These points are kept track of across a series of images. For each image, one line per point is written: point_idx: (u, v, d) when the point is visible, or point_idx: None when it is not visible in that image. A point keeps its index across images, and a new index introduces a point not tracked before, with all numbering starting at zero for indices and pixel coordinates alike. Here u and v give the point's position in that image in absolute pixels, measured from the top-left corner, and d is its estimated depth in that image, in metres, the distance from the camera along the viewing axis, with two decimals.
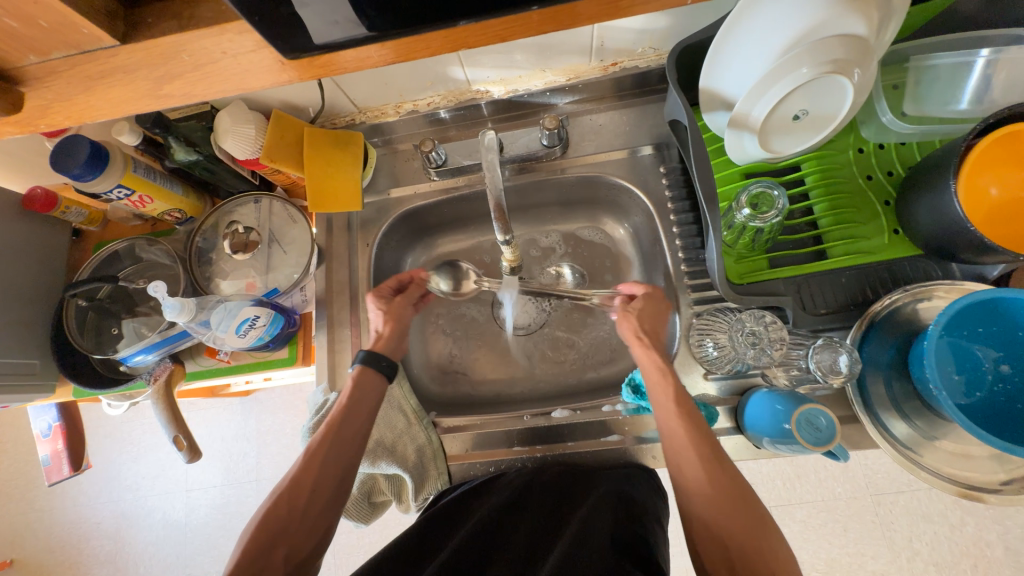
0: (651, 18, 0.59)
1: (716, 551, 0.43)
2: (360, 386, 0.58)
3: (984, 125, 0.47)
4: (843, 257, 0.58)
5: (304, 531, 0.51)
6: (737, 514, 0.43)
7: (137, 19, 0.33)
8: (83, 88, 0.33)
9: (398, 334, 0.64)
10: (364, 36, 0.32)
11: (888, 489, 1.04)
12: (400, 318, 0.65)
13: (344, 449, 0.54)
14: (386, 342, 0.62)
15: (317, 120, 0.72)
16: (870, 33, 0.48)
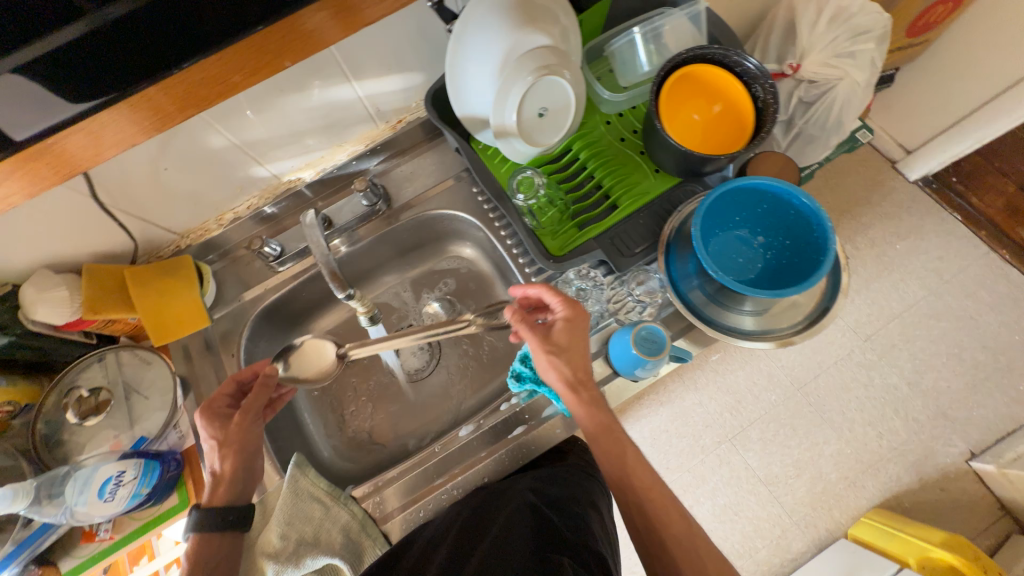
0: (404, 77, 0.70)
1: (660, 558, 0.50)
2: (203, 547, 0.54)
3: (660, 76, 0.63)
4: (630, 203, 0.70)
5: None
6: (666, 515, 0.51)
7: None
8: None
9: (242, 460, 0.59)
10: (65, 121, 0.41)
11: (808, 378, 1.22)
12: (239, 449, 0.59)
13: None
14: (225, 488, 0.58)
15: (138, 259, 0.72)
16: (555, 41, 0.62)
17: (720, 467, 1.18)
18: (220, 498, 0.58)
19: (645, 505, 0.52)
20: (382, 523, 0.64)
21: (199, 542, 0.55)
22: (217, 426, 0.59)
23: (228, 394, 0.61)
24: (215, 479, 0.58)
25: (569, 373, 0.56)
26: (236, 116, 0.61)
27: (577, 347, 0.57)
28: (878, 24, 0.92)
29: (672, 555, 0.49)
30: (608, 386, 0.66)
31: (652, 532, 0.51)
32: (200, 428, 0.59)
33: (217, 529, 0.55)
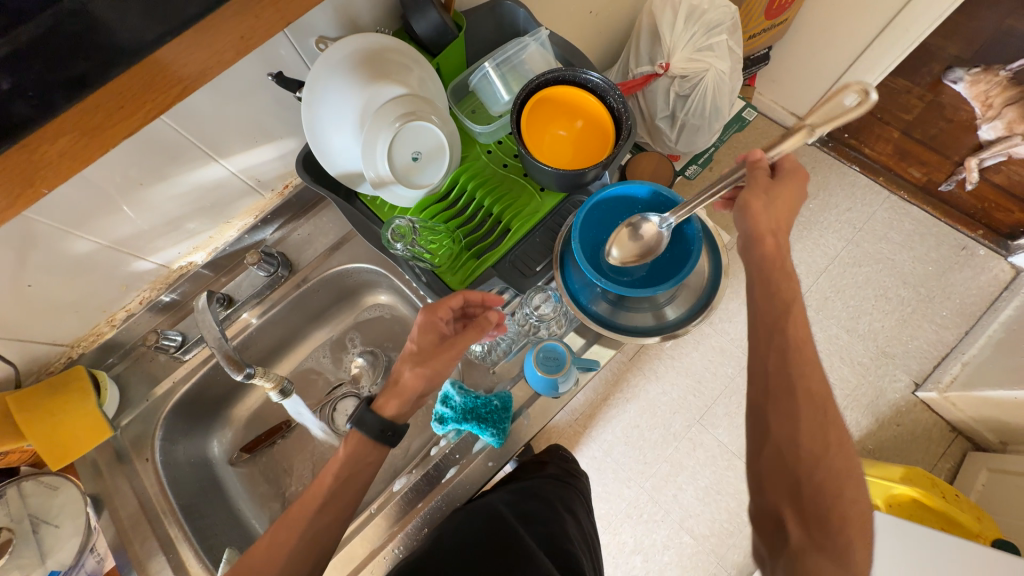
0: (276, 145, 0.70)
1: (786, 408, 0.47)
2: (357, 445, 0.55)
3: (517, 104, 0.65)
4: (521, 225, 0.71)
5: None
6: (804, 370, 0.48)
7: None
8: None
9: (411, 395, 0.56)
10: None
11: None
12: (436, 371, 0.56)
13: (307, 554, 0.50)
14: (396, 403, 0.56)
15: (24, 379, 0.68)
16: (410, 89, 0.64)
17: (694, 450, 1.19)
18: (392, 408, 0.56)
19: (800, 351, 0.49)
20: None
21: (358, 441, 0.55)
22: (428, 339, 0.58)
23: (454, 309, 0.59)
24: (396, 401, 0.56)
25: (769, 211, 0.54)
26: (97, 218, 0.59)
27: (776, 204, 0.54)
28: (726, 16, 1.00)
29: (799, 407, 0.47)
30: (530, 408, 0.68)
31: (785, 395, 0.48)
32: (419, 326, 0.58)
33: (378, 436, 0.55)
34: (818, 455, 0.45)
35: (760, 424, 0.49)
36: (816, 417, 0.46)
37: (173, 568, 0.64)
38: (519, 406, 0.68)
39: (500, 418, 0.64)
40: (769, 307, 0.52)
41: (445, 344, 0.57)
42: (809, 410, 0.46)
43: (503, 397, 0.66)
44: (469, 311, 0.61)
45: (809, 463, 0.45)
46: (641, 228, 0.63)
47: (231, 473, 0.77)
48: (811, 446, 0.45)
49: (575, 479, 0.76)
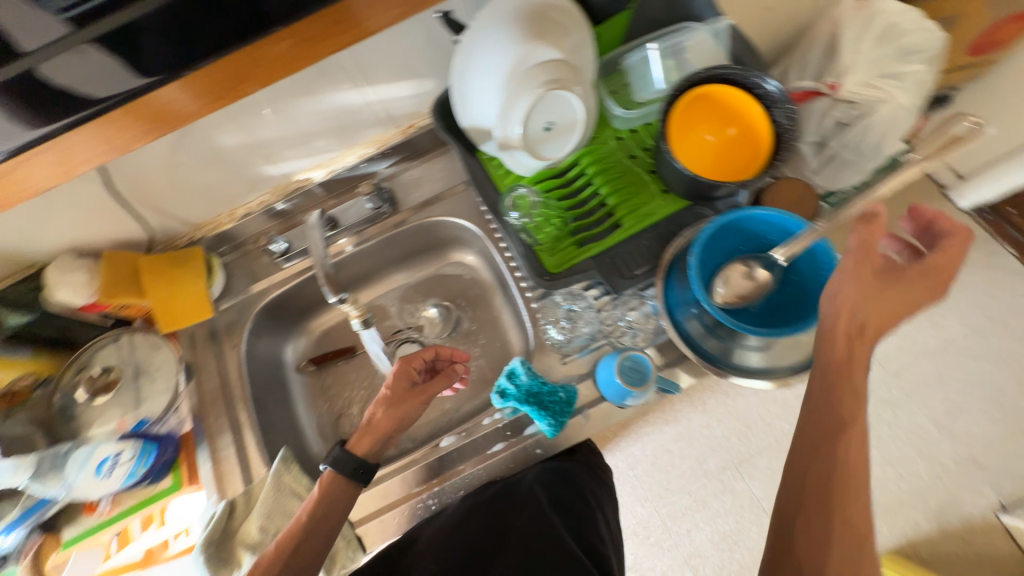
0: (414, 83, 0.70)
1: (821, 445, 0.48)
2: (329, 482, 0.59)
3: (671, 96, 0.60)
4: (633, 224, 0.68)
5: None
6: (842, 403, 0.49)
7: None
8: None
9: (382, 432, 0.62)
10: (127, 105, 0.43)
11: None
12: (403, 414, 0.62)
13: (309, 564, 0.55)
14: (368, 438, 0.62)
15: (155, 247, 0.76)
16: (562, 54, 0.61)
17: (723, 494, 1.12)
18: (362, 445, 0.61)
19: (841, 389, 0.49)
20: (357, 524, 0.64)
21: (334, 480, 0.59)
22: (402, 393, 0.63)
23: (425, 360, 0.65)
24: (364, 435, 0.62)
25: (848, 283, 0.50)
26: (249, 116, 0.63)
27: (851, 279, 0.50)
28: (931, 43, 0.86)
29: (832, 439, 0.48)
30: (595, 410, 0.64)
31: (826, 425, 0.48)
32: (391, 375, 0.64)
33: (349, 473, 0.59)
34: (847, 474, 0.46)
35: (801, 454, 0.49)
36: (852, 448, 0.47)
37: (236, 449, 0.70)
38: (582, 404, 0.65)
39: (561, 411, 0.62)
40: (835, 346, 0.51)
41: (414, 393, 0.63)
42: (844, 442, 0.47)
43: (569, 391, 0.63)
44: (435, 366, 0.67)
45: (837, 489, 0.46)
46: (754, 271, 0.57)
47: (295, 378, 0.83)
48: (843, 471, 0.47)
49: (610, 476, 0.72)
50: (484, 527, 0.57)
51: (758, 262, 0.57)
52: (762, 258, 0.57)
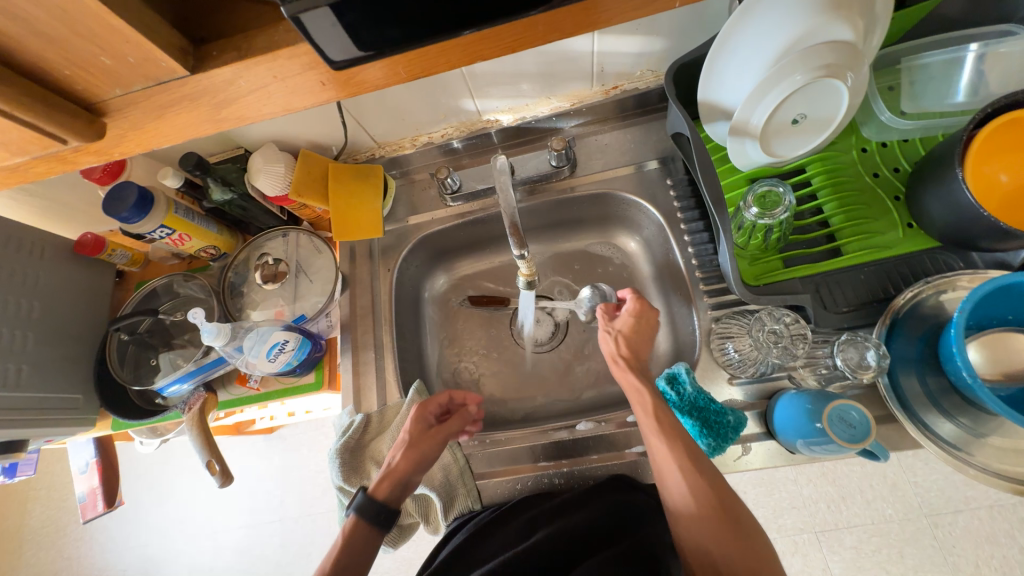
0: (647, 41, 0.63)
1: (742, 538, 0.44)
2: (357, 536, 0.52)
3: (981, 115, 0.48)
4: (858, 254, 0.58)
5: None
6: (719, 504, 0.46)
7: (205, 53, 0.30)
8: (152, 115, 0.32)
9: (409, 475, 0.56)
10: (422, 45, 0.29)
11: None
12: (421, 460, 0.57)
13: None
14: (389, 486, 0.55)
15: (340, 157, 0.78)
16: (856, 38, 0.50)
17: (793, 556, 0.95)
18: (386, 490, 0.54)
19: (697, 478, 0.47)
20: (479, 477, 0.64)
21: (357, 529, 0.53)
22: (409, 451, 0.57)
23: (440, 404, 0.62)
24: (385, 478, 0.55)
25: (619, 340, 0.59)
26: None
27: (642, 334, 0.59)
28: None
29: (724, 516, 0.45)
30: (758, 446, 0.58)
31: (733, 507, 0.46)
32: (409, 421, 0.59)
33: (372, 519, 0.53)
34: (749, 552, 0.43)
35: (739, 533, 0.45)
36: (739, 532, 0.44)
37: (376, 368, 0.72)
38: (746, 435, 0.59)
39: (724, 435, 0.56)
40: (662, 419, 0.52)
41: (433, 431, 0.58)
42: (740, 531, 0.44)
43: (739, 418, 0.57)
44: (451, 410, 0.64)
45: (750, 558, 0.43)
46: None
47: (426, 313, 0.83)
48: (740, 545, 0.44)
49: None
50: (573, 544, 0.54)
51: None
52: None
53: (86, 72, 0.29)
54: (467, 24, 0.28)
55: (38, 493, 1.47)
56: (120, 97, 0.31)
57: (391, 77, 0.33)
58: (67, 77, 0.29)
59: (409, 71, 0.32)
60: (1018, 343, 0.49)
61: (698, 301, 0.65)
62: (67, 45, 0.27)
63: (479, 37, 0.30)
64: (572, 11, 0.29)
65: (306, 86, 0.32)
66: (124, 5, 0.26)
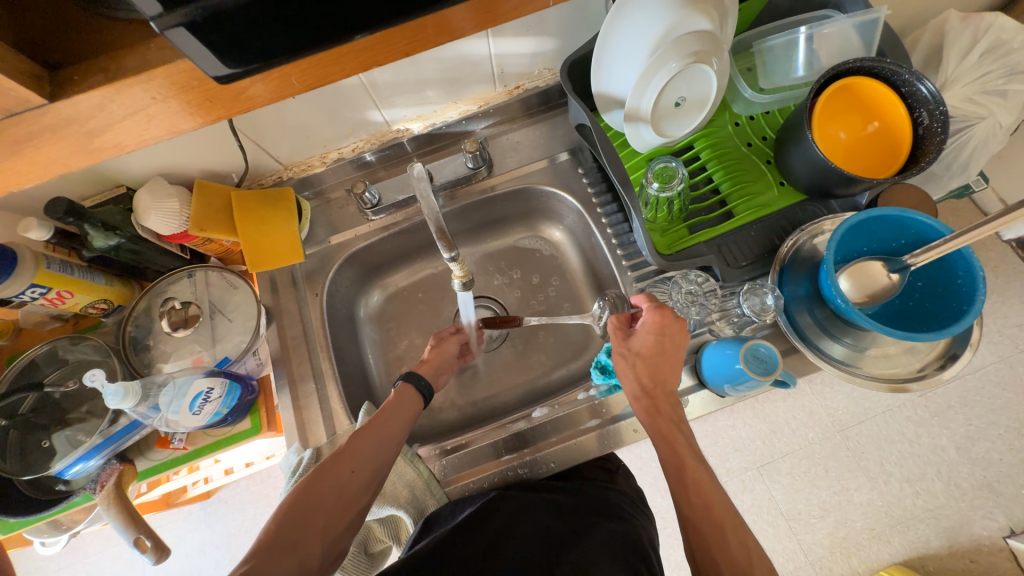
0: (539, 41, 0.67)
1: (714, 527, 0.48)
2: (394, 406, 0.59)
3: (817, 84, 0.57)
4: (746, 214, 0.66)
5: (338, 509, 0.51)
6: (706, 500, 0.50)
7: (65, 78, 0.28)
8: (9, 154, 0.28)
9: (438, 366, 0.68)
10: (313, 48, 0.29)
11: None
12: (444, 352, 0.69)
13: (349, 503, 0.52)
14: (427, 367, 0.66)
15: (243, 183, 0.73)
16: (715, 27, 0.58)
17: (742, 493, 1.05)
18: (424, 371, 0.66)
19: (681, 483, 0.51)
20: (446, 485, 0.64)
21: (404, 393, 0.61)
22: (418, 382, 0.63)
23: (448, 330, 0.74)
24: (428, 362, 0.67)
25: (638, 366, 0.58)
26: None
27: (664, 357, 0.58)
28: None
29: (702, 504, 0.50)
30: (694, 396, 0.64)
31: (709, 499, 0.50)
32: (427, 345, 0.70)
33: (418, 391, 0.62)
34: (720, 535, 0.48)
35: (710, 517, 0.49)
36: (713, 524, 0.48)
37: (319, 398, 0.68)
38: (683, 389, 0.65)
39: None
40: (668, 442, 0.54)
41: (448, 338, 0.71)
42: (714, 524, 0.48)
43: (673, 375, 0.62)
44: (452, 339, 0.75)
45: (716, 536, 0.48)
46: (881, 275, 0.57)
47: (365, 333, 0.81)
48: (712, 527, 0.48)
49: (648, 507, 0.69)
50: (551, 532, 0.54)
51: (889, 264, 0.57)
52: (895, 261, 0.56)
53: None
54: (358, 28, 0.28)
55: None
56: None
57: (287, 89, 0.32)
58: None
59: (304, 81, 0.32)
60: (874, 268, 0.58)
61: (623, 277, 0.70)
62: None
63: (372, 41, 0.31)
64: (461, 10, 0.31)
65: (193, 107, 0.30)
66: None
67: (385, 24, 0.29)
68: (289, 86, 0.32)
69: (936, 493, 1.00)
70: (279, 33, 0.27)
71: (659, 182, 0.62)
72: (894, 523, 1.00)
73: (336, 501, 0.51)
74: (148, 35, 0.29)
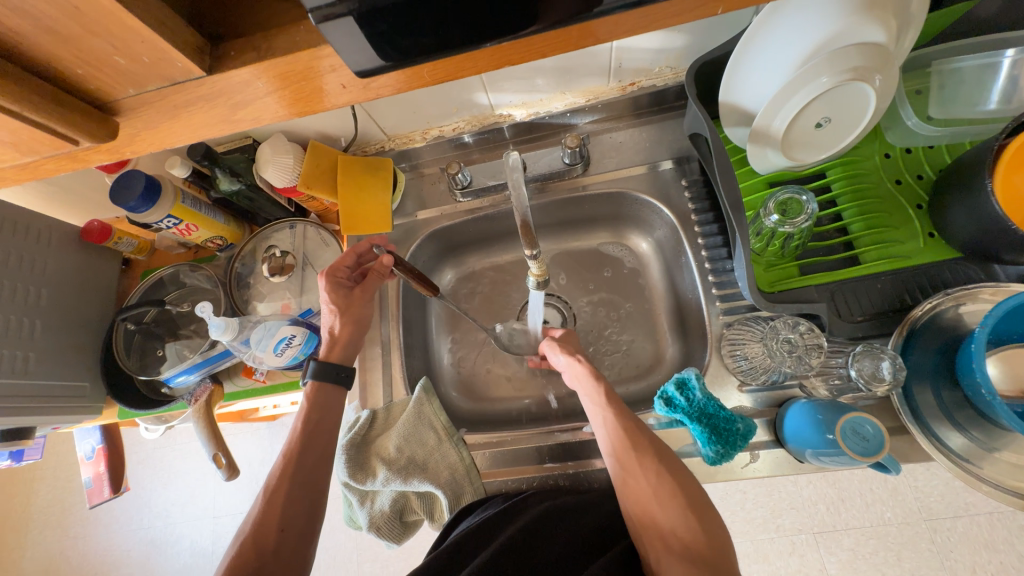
0: (668, 37, 0.61)
1: (685, 536, 0.44)
2: (307, 418, 0.60)
3: (1014, 124, 0.46)
4: (878, 262, 0.56)
5: (281, 561, 0.52)
6: (675, 521, 0.45)
7: (221, 52, 0.29)
8: (168, 116, 0.31)
9: (353, 339, 0.66)
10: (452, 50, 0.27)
11: None
12: (356, 319, 0.66)
13: (293, 546, 0.53)
14: (340, 350, 0.65)
15: (349, 149, 0.77)
16: (890, 39, 0.48)
17: (790, 556, 0.95)
18: (335, 358, 0.64)
19: (648, 498, 0.47)
20: (485, 477, 0.64)
21: (318, 386, 0.62)
22: (335, 374, 0.63)
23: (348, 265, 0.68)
24: (332, 342, 0.65)
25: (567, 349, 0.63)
26: None
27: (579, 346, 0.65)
28: None
29: (673, 521, 0.45)
30: (766, 453, 0.58)
31: (674, 501, 0.46)
32: (328, 307, 0.65)
33: (334, 379, 0.63)
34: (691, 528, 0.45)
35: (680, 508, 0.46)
36: (683, 525, 0.45)
37: (382, 364, 0.72)
38: (755, 443, 0.58)
39: (733, 443, 0.55)
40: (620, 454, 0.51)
41: (356, 294, 0.67)
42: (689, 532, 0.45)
43: (749, 426, 0.56)
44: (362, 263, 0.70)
45: (688, 534, 0.44)
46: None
47: (433, 309, 0.83)
48: (678, 529, 0.45)
49: None
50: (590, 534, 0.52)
51: None
52: None
53: (104, 72, 0.28)
54: (503, 32, 0.27)
55: (44, 473, 1.49)
56: (134, 97, 0.30)
57: (415, 82, 0.31)
58: (79, 76, 0.28)
59: (436, 76, 0.31)
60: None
61: (709, 306, 0.64)
62: (81, 44, 0.26)
63: (508, 44, 0.29)
64: (610, 17, 0.28)
65: (325, 90, 0.31)
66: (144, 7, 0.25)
67: (531, 31, 0.27)
68: (422, 78, 0.31)
69: None
70: (421, 36, 0.26)
71: (779, 214, 0.55)
72: None
73: (277, 550, 0.52)
74: (301, 17, 0.30)
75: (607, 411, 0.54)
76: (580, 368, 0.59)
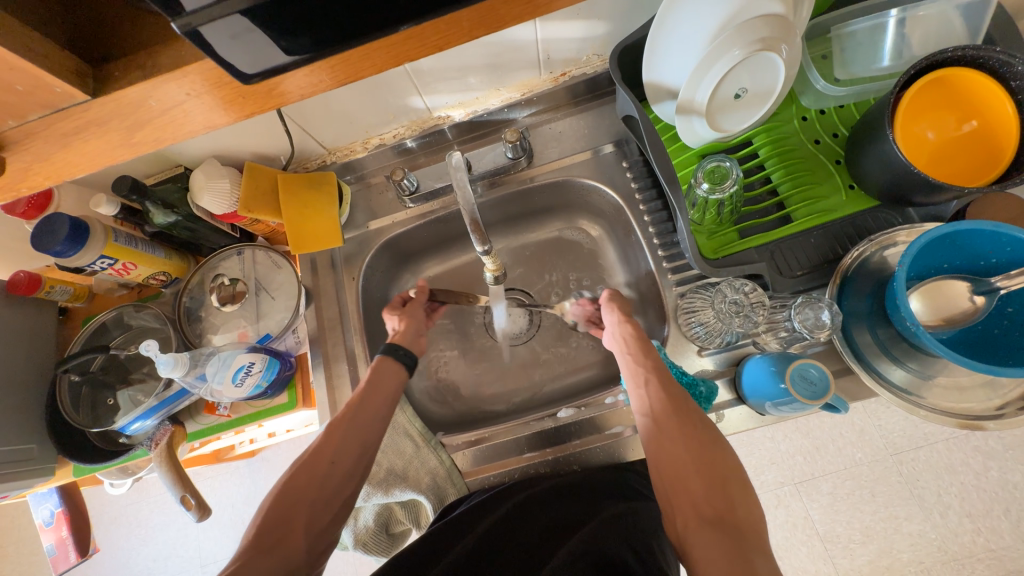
0: (590, 26, 0.63)
1: (717, 499, 0.41)
2: (371, 378, 0.56)
3: (906, 77, 0.50)
4: (808, 218, 0.60)
5: (321, 504, 0.48)
6: (709, 480, 0.42)
7: (106, 74, 0.29)
8: (59, 146, 0.30)
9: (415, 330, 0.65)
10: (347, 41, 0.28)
11: None
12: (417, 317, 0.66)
13: (333, 495, 0.49)
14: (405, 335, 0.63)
15: (289, 167, 0.75)
16: (788, 10, 0.52)
17: (776, 508, 0.99)
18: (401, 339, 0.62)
19: (686, 460, 0.44)
20: (467, 476, 0.65)
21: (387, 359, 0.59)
22: (398, 351, 0.60)
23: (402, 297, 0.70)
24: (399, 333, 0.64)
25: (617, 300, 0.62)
26: None
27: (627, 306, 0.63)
28: None
29: (709, 481, 0.42)
30: (731, 411, 0.61)
31: (716, 469, 0.43)
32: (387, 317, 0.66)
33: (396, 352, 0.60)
34: (727, 500, 0.41)
35: (719, 480, 0.42)
36: (719, 496, 0.41)
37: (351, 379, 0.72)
38: (719, 403, 0.61)
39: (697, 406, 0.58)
40: (662, 409, 0.48)
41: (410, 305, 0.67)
42: (723, 497, 0.41)
43: (710, 388, 0.59)
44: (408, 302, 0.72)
45: (724, 503, 0.41)
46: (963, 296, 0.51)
47: None
48: (713, 497, 0.41)
49: None
50: (570, 512, 0.53)
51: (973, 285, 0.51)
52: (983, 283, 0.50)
53: None
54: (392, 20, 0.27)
55: (5, 552, 1.38)
56: (16, 129, 0.29)
57: (318, 85, 0.32)
58: None
59: (341, 74, 0.31)
60: (955, 289, 0.52)
61: (663, 281, 0.67)
62: None
63: (405, 35, 0.30)
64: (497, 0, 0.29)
65: (228, 101, 0.31)
66: (5, 35, 0.25)
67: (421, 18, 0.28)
68: (326, 78, 0.31)
69: (1001, 532, 0.90)
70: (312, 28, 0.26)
71: (708, 182, 0.58)
72: (947, 560, 0.92)
73: (321, 493, 0.48)
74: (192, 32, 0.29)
75: (651, 372, 0.52)
76: (626, 328, 0.58)
